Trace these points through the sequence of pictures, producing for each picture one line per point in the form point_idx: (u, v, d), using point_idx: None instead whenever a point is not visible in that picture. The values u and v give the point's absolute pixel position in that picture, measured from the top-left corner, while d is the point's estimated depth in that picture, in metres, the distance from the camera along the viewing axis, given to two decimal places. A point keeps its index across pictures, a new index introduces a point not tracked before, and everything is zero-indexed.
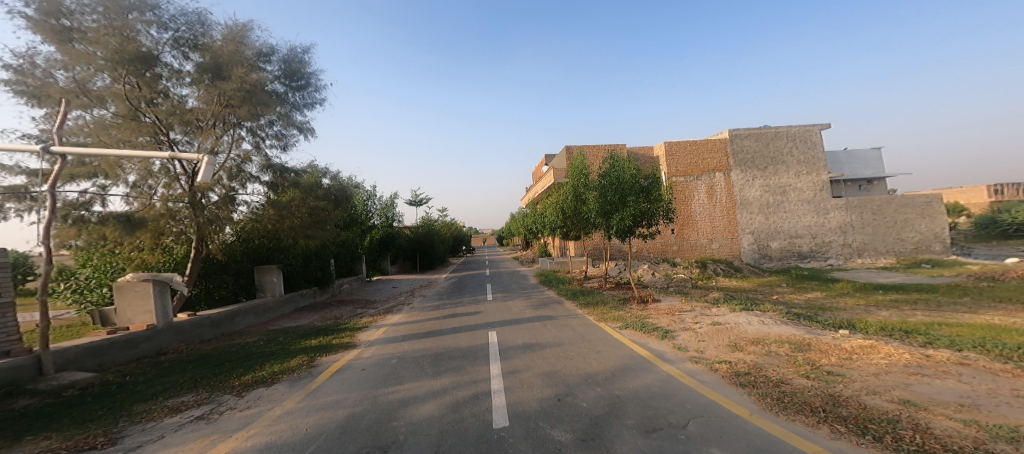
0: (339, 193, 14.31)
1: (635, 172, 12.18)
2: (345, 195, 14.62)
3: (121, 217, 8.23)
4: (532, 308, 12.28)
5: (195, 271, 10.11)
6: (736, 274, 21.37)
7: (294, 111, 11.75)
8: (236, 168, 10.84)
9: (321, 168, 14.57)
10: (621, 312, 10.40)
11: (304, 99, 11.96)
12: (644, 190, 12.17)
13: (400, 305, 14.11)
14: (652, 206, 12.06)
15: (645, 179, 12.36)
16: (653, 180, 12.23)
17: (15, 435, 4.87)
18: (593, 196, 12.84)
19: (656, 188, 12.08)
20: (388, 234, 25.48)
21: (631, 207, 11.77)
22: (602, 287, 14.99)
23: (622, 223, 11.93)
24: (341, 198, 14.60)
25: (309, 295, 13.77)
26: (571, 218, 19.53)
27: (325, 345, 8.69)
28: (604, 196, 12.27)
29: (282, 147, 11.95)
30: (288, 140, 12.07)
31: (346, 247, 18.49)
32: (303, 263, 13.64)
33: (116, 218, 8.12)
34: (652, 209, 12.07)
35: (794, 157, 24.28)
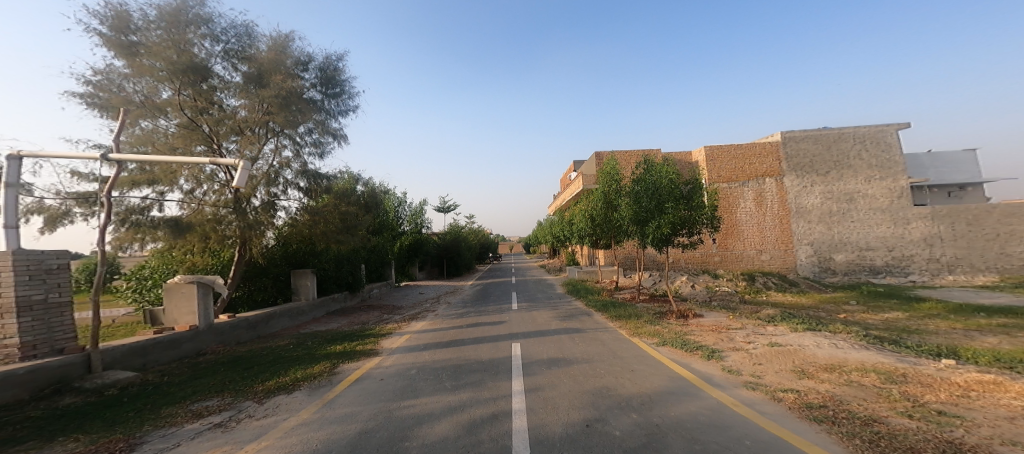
0: (367, 201, 14.62)
1: (675, 175, 10.86)
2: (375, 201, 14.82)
3: (170, 221, 8.14)
4: (561, 320, 11.47)
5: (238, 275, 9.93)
6: (792, 289, 19.38)
7: (331, 118, 11.97)
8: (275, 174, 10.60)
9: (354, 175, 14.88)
10: (658, 327, 9.39)
11: (341, 107, 12.15)
12: (686, 196, 10.80)
13: (427, 312, 13.95)
14: (694, 214, 10.62)
15: (687, 183, 10.97)
16: (696, 184, 10.81)
17: (48, 435, 4.38)
18: (627, 202, 11.67)
19: (699, 193, 10.72)
20: (417, 240, 25.67)
21: (670, 214, 10.40)
22: (637, 299, 13.85)
23: (658, 231, 10.63)
24: (369, 204, 14.86)
25: (340, 300, 13.95)
26: (601, 225, 18.53)
27: (348, 351, 8.35)
28: (640, 202, 11.10)
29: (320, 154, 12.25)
30: (326, 148, 12.30)
31: (376, 253, 18.66)
32: (337, 268, 13.81)
33: (167, 222, 8.10)
34: (694, 216, 10.62)
35: (862, 160, 21.83)
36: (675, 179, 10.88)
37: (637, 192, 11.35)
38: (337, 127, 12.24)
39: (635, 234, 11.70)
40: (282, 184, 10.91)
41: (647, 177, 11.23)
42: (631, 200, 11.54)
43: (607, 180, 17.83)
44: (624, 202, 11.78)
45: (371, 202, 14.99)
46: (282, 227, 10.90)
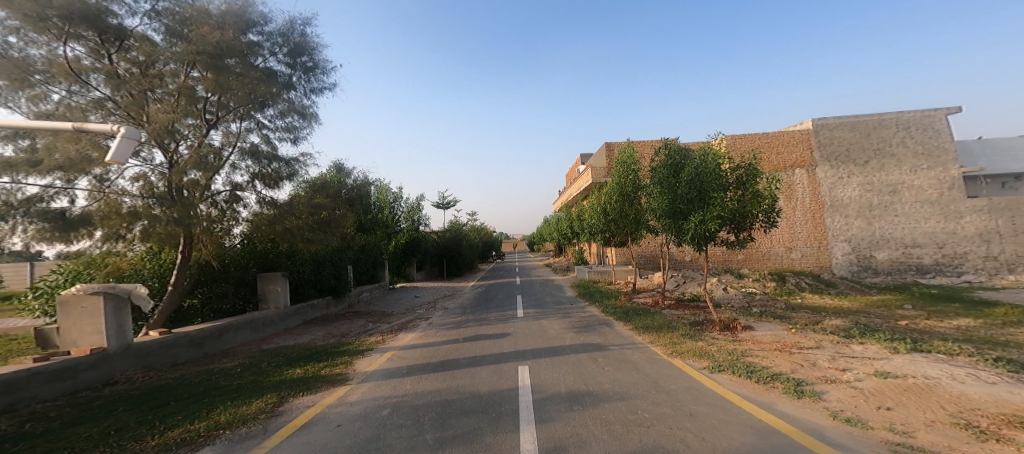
0: (351, 196, 12.87)
1: (722, 158, 8.89)
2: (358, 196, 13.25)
3: (55, 212, 6.40)
4: (575, 332, 9.54)
5: (179, 281, 8.04)
6: (829, 291, 17.33)
7: (301, 97, 10.23)
8: (214, 156, 8.19)
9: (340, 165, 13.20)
10: (700, 343, 7.46)
11: (313, 84, 10.41)
12: (734, 181, 8.75)
13: (419, 320, 12.06)
14: (749, 205, 8.52)
15: (737, 166, 8.87)
16: (751, 168, 8.64)
17: None
18: (661, 189, 9.81)
19: (753, 180, 8.57)
20: (414, 238, 23.89)
21: (717, 207, 8.46)
22: (660, 304, 11.89)
23: (703, 225, 8.69)
24: (353, 199, 13.16)
25: (320, 307, 12.18)
26: (617, 220, 16.64)
27: (307, 378, 6.47)
28: (679, 192, 9.22)
29: (294, 141, 10.69)
30: (299, 133, 10.63)
31: (366, 252, 16.94)
32: (317, 269, 12.01)
33: (45, 213, 6.33)
34: (747, 207, 8.57)
35: (907, 148, 19.77)
36: (721, 162, 8.91)
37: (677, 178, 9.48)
38: (309, 109, 10.49)
39: (670, 229, 9.78)
40: (248, 172, 9.18)
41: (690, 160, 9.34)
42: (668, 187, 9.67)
43: (622, 170, 15.99)
44: (657, 189, 9.91)
45: (353, 197, 13.27)
46: (247, 222, 9.13)
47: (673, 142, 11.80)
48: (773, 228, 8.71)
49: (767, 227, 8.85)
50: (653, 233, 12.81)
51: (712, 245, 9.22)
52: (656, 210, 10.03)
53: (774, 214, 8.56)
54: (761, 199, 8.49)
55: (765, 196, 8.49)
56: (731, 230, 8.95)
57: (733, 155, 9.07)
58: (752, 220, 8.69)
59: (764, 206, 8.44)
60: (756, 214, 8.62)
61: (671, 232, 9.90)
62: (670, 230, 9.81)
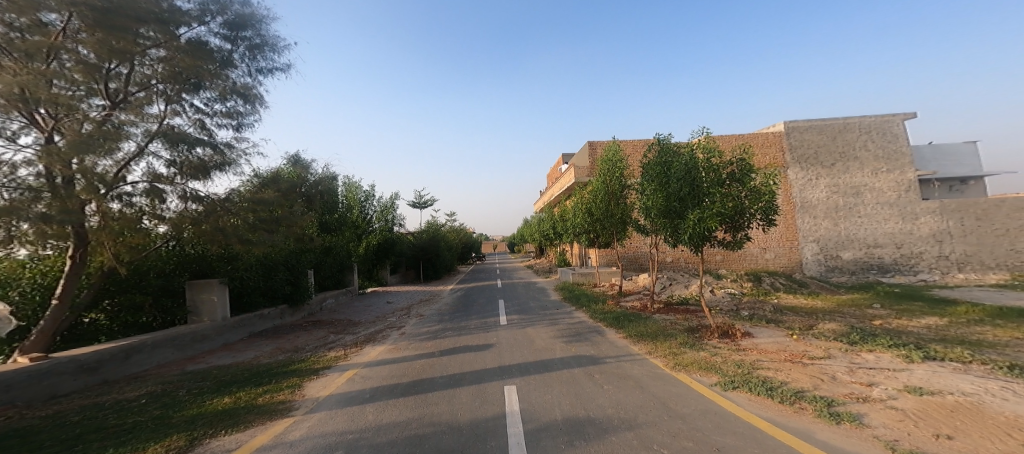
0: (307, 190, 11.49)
1: (714, 153, 8.34)
2: (312, 194, 11.97)
3: None
4: (563, 342, 8.76)
5: (66, 292, 6.73)
6: (801, 291, 17.63)
7: (244, 77, 8.85)
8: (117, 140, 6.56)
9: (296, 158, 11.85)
10: (703, 354, 6.83)
11: (259, 63, 9.02)
12: (732, 176, 8.14)
13: (389, 330, 10.89)
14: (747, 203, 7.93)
15: (730, 162, 8.32)
16: (744, 163, 8.11)
17: None
18: (653, 185, 9.18)
19: (748, 176, 8.03)
20: (387, 239, 22.36)
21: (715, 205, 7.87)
22: (648, 309, 11.32)
23: (700, 224, 8.07)
24: (308, 194, 11.78)
25: (272, 317, 10.79)
26: (600, 220, 16.03)
27: (235, 411, 5.25)
28: (673, 190, 8.65)
29: (237, 128, 9.35)
30: (244, 119, 9.38)
31: (333, 255, 15.48)
32: (271, 273, 10.64)
33: None
34: (746, 205, 8.00)
35: (869, 152, 20.42)
36: (714, 158, 8.36)
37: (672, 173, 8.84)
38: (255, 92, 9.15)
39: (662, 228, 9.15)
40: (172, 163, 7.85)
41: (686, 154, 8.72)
42: (662, 182, 9.03)
43: (606, 169, 15.51)
44: (649, 185, 9.27)
45: (310, 192, 11.90)
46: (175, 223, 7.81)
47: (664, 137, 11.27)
48: (771, 227, 8.18)
49: (765, 226, 8.32)
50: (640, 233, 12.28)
51: (707, 245, 8.64)
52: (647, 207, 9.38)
53: (774, 213, 7.99)
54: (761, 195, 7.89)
55: (765, 192, 7.92)
56: (728, 228, 8.37)
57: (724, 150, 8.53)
58: (749, 219, 8.13)
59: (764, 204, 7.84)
60: (754, 212, 8.06)
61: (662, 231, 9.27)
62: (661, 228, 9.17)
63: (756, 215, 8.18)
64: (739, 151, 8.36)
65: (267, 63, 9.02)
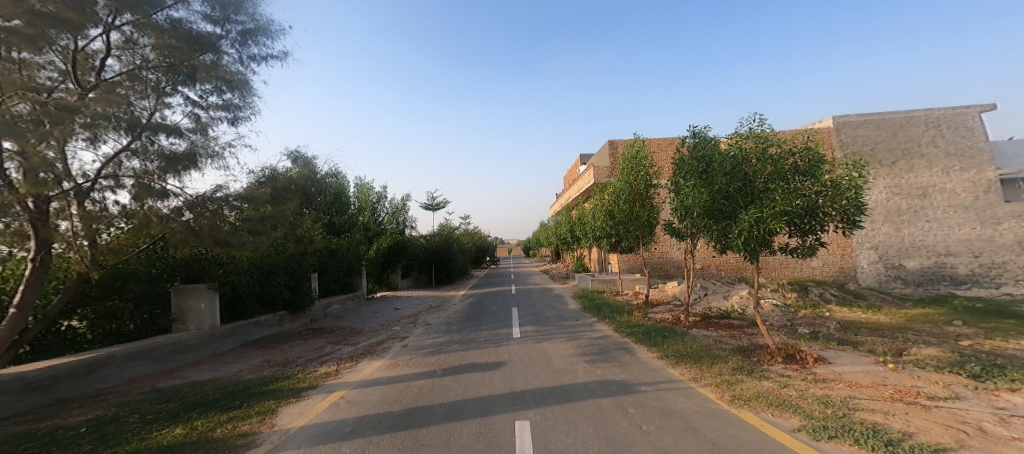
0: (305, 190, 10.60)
1: (770, 142, 6.72)
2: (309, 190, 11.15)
3: None
4: (588, 362, 7.39)
5: (27, 301, 5.75)
6: (858, 303, 15.66)
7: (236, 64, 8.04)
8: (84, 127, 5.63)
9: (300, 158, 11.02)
10: (767, 382, 5.37)
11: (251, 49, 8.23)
12: (796, 168, 6.52)
13: (391, 341, 9.84)
14: (823, 201, 6.22)
15: (792, 152, 6.64)
16: (811, 152, 6.45)
17: None
18: (694, 183, 7.60)
19: (818, 167, 6.33)
20: (398, 241, 21.66)
21: (775, 206, 6.17)
22: (682, 323, 9.81)
23: (759, 227, 6.41)
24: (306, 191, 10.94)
25: (269, 324, 9.99)
26: (625, 222, 14.56)
27: (185, 447, 4.18)
28: (719, 190, 7.07)
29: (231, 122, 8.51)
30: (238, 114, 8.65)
31: (337, 258, 14.70)
32: (270, 277, 9.84)
33: None
34: (820, 203, 6.30)
35: (938, 148, 18.25)
36: (770, 148, 6.72)
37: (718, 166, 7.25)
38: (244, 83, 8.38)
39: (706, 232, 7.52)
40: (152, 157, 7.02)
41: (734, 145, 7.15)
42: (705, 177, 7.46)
43: (629, 167, 14.06)
44: (689, 182, 7.71)
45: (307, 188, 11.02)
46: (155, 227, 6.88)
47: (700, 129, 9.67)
48: (856, 229, 6.42)
49: (845, 228, 6.57)
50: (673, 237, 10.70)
51: (767, 252, 6.98)
52: (687, 208, 7.80)
53: (859, 212, 6.23)
54: (840, 192, 6.17)
55: (843, 186, 6.19)
56: (795, 232, 6.69)
57: (782, 137, 6.87)
58: (825, 220, 6.41)
59: (846, 202, 6.12)
60: (830, 211, 6.36)
61: (708, 236, 7.64)
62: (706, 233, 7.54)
63: (833, 216, 6.41)
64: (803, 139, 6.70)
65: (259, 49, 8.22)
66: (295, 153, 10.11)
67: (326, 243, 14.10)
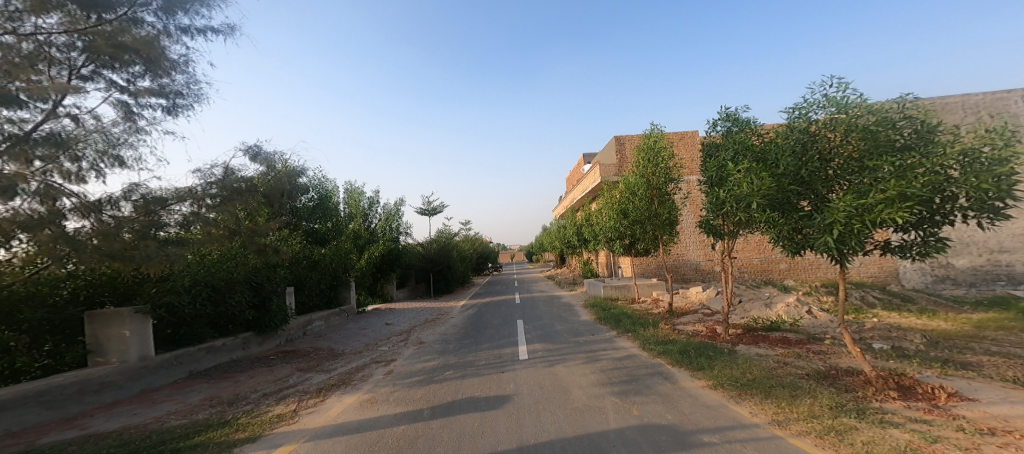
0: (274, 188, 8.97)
1: (857, 112, 4.94)
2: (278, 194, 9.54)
3: None
4: (618, 397, 5.70)
5: None
6: (905, 307, 14.01)
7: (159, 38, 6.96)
8: None
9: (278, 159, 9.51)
10: (898, 434, 3.72)
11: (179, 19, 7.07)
12: (900, 143, 4.71)
13: (374, 368, 8.18)
14: (955, 180, 4.40)
15: (893, 120, 4.81)
16: (915, 123, 4.72)
17: None
18: (749, 169, 5.79)
19: (933, 142, 4.55)
20: (391, 249, 20.10)
21: (885, 194, 4.31)
22: (724, 338, 8.08)
23: (860, 226, 4.53)
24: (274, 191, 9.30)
25: (229, 348, 8.34)
26: (641, 221, 12.85)
27: None
28: (788, 174, 5.27)
29: (167, 108, 7.36)
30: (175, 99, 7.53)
31: (320, 270, 13.02)
32: (229, 293, 8.20)
33: None
34: (948, 186, 4.43)
35: None
36: (859, 118, 4.92)
37: (782, 148, 5.48)
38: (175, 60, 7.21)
39: (770, 233, 5.69)
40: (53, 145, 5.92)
41: (801, 119, 5.38)
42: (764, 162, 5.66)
43: (644, 158, 12.32)
44: (740, 170, 5.90)
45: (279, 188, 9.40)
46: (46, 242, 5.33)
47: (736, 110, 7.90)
48: (999, 219, 4.58)
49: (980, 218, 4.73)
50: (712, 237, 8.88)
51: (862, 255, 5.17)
52: (740, 202, 5.99)
53: (1012, 193, 4.40)
54: (982, 166, 4.34)
55: (982, 162, 4.35)
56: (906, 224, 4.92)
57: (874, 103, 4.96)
58: (956, 206, 4.59)
59: (994, 179, 4.28)
60: (960, 198, 4.51)
61: (771, 237, 5.81)
62: (771, 233, 5.70)
63: (963, 204, 4.56)
64: (902, 104, 4.92)
65: (187, 18, 7.05)
66: (254, 146, 8.56)
67: (305, 253, 12.50)
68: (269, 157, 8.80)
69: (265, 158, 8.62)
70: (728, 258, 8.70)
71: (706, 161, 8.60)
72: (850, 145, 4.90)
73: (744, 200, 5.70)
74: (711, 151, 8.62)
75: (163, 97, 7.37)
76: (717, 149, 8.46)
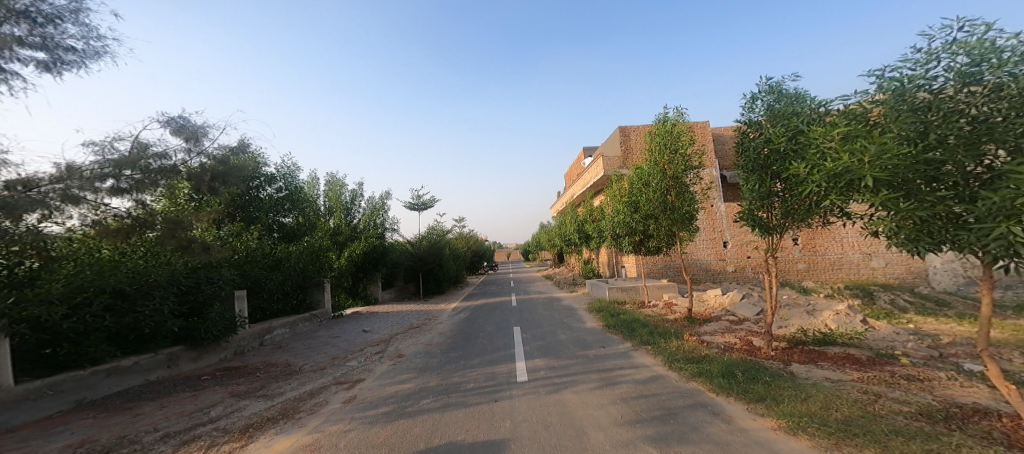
0: (212, 171, 7.00)
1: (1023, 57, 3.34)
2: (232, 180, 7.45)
3: None
4: (659, 445, 4.05)
5: None
6: (939, 310, 12.74)
7: None
8: None
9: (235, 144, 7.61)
10: None
11: None
12: None
13: (332, 394, 6.39)
14: None
15: None
16: None
17: None
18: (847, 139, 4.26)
19: None
20: (375, 247, 18.19)
21: None
22: (768, 355, 6.69)
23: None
24: (228, 173, 7.34)
25: (143, 368, 6.50)
26: (656, 216, 11.25)
27: None
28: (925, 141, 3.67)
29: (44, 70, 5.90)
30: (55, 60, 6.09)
31: (284, 269, 11.23)
32: (141, 301, 6.50)
33: None
34: None
35: None
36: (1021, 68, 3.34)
37: (893, 114, 3.81)
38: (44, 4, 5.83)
39: (876, 224, 4.07)
40: None
41: (921, 75, 3.69)
42: (879, 123, 4.01)
43: (659, 142, 10.74)
44: (831, 139, 4.38)
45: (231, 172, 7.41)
46: None
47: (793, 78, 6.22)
48: None
49: None
50: (754, 232, 7.27)
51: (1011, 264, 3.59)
52: (831, 184, 4.43)
53: None
54: None
55: None
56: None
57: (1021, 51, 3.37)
58: None
59: None
60: None
61: (883, 229, 4.12)
62: (885, 225, 4.03)
63: None
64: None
65: None
66: (177, 117, 6.68)
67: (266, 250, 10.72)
68: (200, 129, 6.91)
69: (191, 131, 6.75)
70: (770, 255, 7.09)
71: (744, 145, 6.96)
72: (1015, 99, 3.25)
73: (842, 176, 4.13)
74: (749, 132, 6.92)
75: (43, 51, 5.99)
76: (759, 127, 6.73)
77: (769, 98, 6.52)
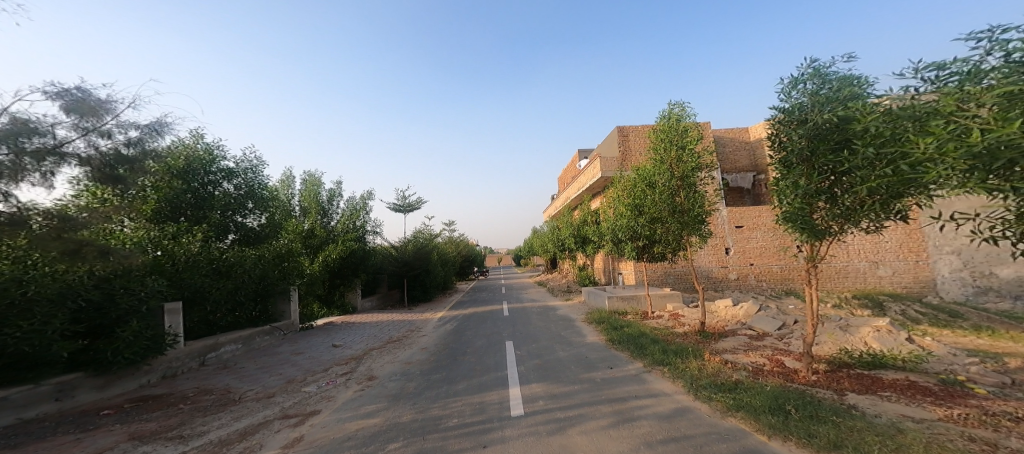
0: (115, 157, 5.56)
1: None
2: (141, 163, 6.02)
3: None
4: None
5: None
6: (958, 323, 11.99)
7: None
8: None
9: (153, 125, 6.17)
10: None
11: None
12: None
13: (270, 437, 4.99)
14: None
15: None
16: None
17: None
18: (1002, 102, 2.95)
19: None
20: (354, 251, 16.68)
21: None
22: (811, 381, 5.60)
23: None
24: (134, 159, 5.92)
25: (16, 405, 5.05)
26: (663, 219, 10.19)
27: None
28: None
29: None
30: None
31: (238, 279, 9.54)
32: (14, 319, 5.03)
33: None
34: None
35: None
36: None
37: None
38: None
39: None
40: None
41: None
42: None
43: (665, 138, 9.74)
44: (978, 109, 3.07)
45: (140, 160, 6.00)
46: None
47: (835, 61, 5.28)
48: None
49: None
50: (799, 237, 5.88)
51: None
52: (965, 165, 3.12)
53: None
54: None
55: None
56: None
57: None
58: None
59: None
60: None
61: None
62: None
63: None
64: None
65: None
66: (72, 88, 5.25)
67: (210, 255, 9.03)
68: (104, 105, 5.48)
69: (90, 106, 5.32)
70: (816, 265, 5.84)
71: (789, 134, 5.74)
72: None
73: (1003, 154, 2.83)
74: (788, 124, 5.84)
75: None
76: (802, 115, 5.58)
77: (814, 82, 5.43)
